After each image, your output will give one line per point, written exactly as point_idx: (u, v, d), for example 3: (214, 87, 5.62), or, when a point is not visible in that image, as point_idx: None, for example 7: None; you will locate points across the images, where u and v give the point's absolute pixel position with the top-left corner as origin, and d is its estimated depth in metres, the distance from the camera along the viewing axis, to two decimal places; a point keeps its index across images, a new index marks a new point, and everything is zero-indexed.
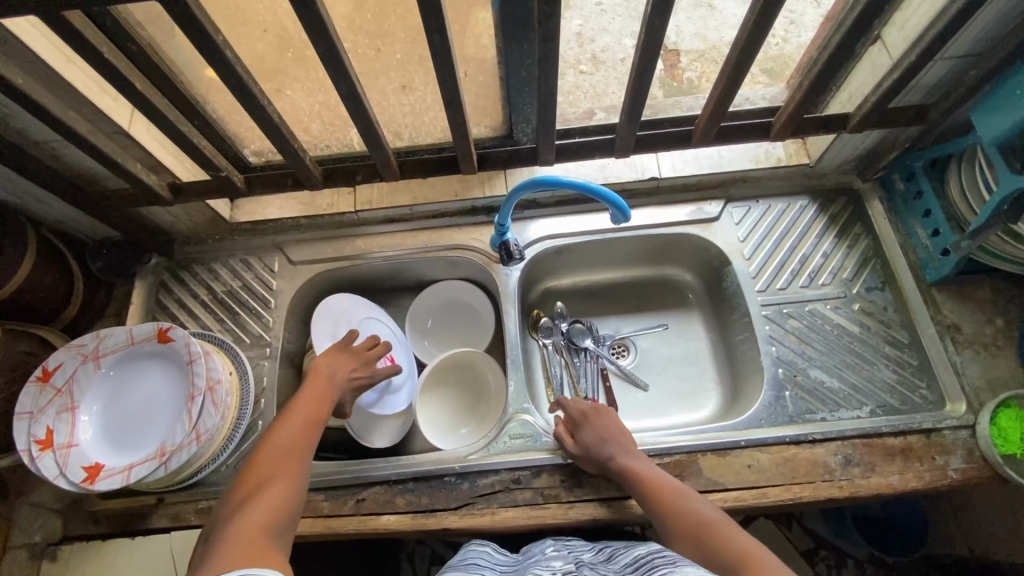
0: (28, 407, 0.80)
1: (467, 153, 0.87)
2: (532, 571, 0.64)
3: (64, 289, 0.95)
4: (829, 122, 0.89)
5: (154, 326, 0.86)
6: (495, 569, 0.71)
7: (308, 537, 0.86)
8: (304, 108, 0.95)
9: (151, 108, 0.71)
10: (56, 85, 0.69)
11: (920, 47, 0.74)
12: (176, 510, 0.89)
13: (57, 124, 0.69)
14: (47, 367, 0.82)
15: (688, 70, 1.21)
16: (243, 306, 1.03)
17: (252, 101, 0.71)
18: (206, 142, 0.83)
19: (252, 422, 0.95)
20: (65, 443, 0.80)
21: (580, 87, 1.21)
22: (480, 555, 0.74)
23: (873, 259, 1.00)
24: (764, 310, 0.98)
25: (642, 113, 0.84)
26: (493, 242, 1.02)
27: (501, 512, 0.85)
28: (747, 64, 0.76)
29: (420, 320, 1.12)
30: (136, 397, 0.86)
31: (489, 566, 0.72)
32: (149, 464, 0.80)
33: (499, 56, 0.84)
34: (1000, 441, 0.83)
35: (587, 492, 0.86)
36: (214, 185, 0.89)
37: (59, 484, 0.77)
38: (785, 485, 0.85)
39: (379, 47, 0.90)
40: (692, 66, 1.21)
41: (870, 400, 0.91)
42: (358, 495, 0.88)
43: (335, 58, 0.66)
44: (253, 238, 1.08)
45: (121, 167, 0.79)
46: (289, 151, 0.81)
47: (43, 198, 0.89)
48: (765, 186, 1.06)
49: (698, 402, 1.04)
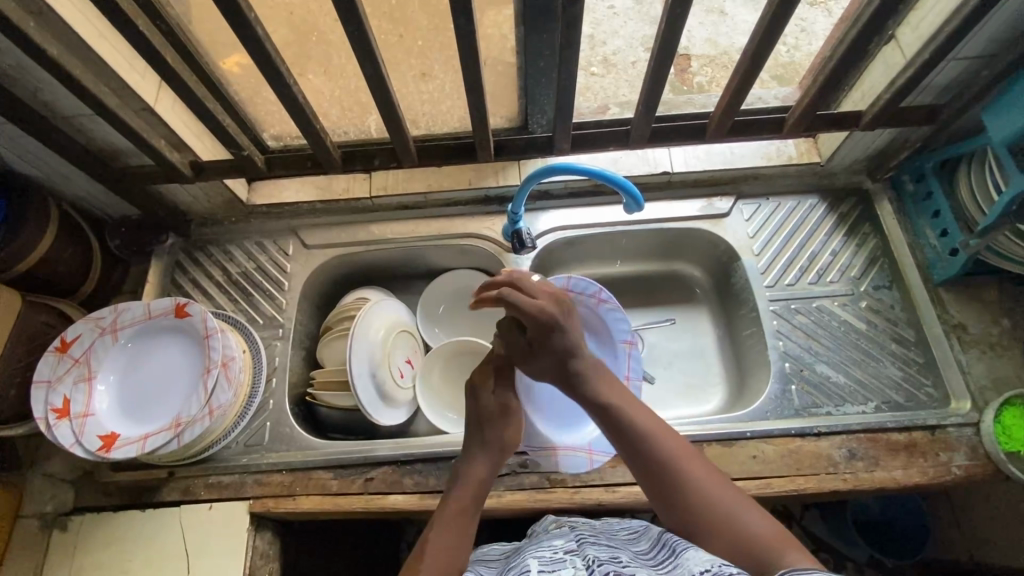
0: (47, 375, 0.82)
1: (484, 140, 0.88)
2: (533, 551, 0.63)
3: (83, 264, 0.96)
4: (843, 119, 0.90)
5: (172, 300, 0.87)
6: (502, 554, 0.70)
7: (317, 514, 0.87)
8: (323, 93, 0.96)
9: (179, 82, 0.73)
10: (88, 58, 0.70)
11: (935, 44, 0.75)
12: (186, 484, 0.90)
13: (87, 96, 0.71)
14: (65, 338, 0.84)
15: (699, 74, 1.23)
16: (257, 287, 1.04)
17: (279, 79, 0.73)
18: (228, 120, 0.84)
19: (263, 401, 0.96)
20: (82, 412, 0.82)
21: (591, 89, 1.22)
22: (489, 551, 0.72)
23: (881, 258, 1.01)
24: (772, 306, 0.99)
25: (658, 105, 0.85)
26: (504, 232, 1.04)
27: (507, 495, 0.86)
28: (764, 58, 0.77)
29: (432, 306, 1.14)
30: (151, 370, 0.87)
31: (498, 555, 0.70)
32: (163, 435, 0.81)
33: (519, 46, 0.85)
34: (1004, 438, 0.84)
35: (593, 478, 0.87)
36: (234, 165, 0.90)
37: (74, 452, 0.79)
38: (789, 476, 0.85)
39: (401, 33, 0.92)
40: (702, 70, 1.23)
41: (875, 396, 0.92)
42: (367, 474, 0.89)
43: (361, 37, 0.67)
44: (269, 221, 1.09)
45: (145, 142, 0.80)
46: (311, 131, 0.83)
47: (66, 173, 0.90)
48: (775, 184, 1.08)
49: (704, 397, 1.05)
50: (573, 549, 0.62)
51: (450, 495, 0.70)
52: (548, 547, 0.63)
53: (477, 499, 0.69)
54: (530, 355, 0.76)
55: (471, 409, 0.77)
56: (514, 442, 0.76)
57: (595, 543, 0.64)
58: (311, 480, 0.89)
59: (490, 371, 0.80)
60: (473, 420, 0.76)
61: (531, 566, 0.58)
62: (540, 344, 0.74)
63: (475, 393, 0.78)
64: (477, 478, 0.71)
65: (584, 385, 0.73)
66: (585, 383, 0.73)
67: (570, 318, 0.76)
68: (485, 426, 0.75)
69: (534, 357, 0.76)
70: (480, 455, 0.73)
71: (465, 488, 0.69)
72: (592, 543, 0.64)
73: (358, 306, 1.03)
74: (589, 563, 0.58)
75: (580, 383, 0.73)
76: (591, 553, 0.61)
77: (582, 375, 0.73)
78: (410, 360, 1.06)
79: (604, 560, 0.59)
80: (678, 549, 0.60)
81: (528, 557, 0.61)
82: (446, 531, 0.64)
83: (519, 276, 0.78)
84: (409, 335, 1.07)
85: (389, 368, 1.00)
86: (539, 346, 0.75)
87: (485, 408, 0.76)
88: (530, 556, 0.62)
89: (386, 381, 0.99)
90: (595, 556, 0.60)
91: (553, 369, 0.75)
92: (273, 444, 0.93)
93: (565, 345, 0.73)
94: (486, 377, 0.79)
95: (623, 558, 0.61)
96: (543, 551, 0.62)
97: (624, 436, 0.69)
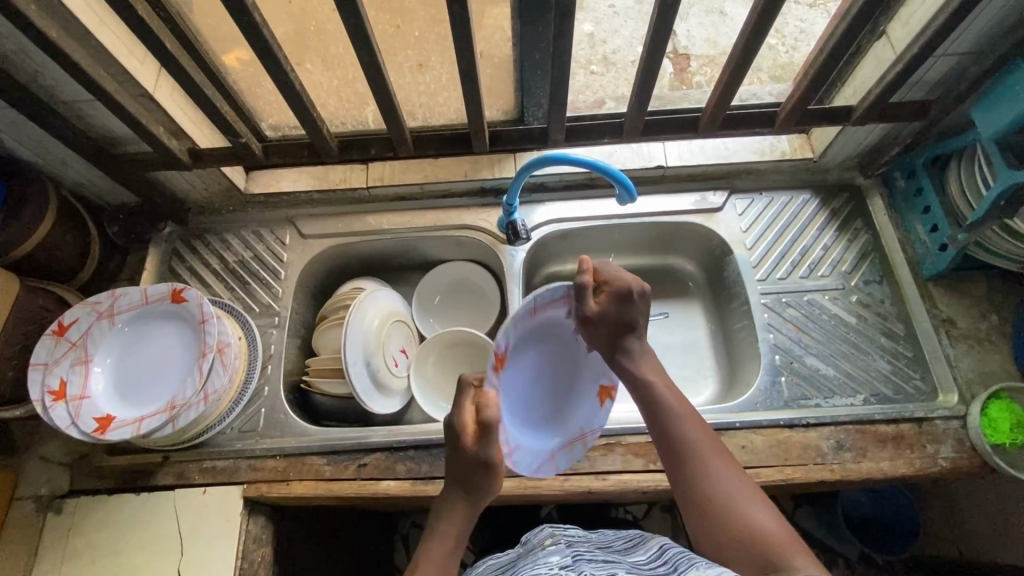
0: (43, 358, 0.82)
1: (479, 131, 0.90)
2: (529, 569, 0.63)
3: (81, 250, 0.97)
4: (834, 114, 0.90)
5: (169, 286, 0.88)
6: (499, 567, 0.69)
7: (310, 499, 0.88)
8: (321, 83, 0.97)
9: (178, 68, 0.74)
10: (87, 42, 0.71)
11: (923, 40, 0.76)
12: (181, 469, 0.91)
13: (86, 81, 0.72)
14: (62, 322, 0.84)
15: (698, 74, 1.23)
16: (253, 275, 1.05)
17: (276, 66, 0.73)
18: (227, 108, 0.85)
19: (258, 388, 0.97)
20: (78, 394, 0.83)
21: (589, 87, 1.23)
22: (486, 566, 0.72)
23: (872, 253, 1.02)
24: (764, 299, 1.00)
25: (650, 97, 0.86)
26: (499, 223, 1.05)
27: (499, 482, 0.87)
28: (756, 50, 0.78)
29: (427, 297, 1.15)
30: (147, 355, 0.88)
31: (495, 569, 0.70)
32: (159, 418, 0.82)
33: (515, 38, 0.86)
34: (990, 431, 0.85)
35: (583, 467, 0.88)
36: (232, 152, 0.91)
37: (70, 433, 0.79)
38: (777, 466, 0.86)
39: (399, 24, 0.93)
40: (701, 70, 1.24)
41: (864, 388, 0.93)
42: (360, 460, 0.90)
43: (358, 25, 0.68)
44: (266, 211, 1.10)
45: (144, 129, 0.81)
46: (308, 119, 0.83)
47: (65, 159, 0.91)
48: (769, 179, 1.09)
49: (696, 389, 1.06)
50: (569, 564, 0.62)
51: (431, 539, 0.67)
52: (544, 564, 0.63)
53: (456, 546, 0.67)
54: (593, 321, 0.76)
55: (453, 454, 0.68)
56: (495, 488, 0.70)
57: (591, 558, 0.65)
58: (305, 466, 0.90)
59: (469, 419, 0.68)
60: (455, 464, 0.68)
61: None
62: (608, 312, 0.75)
63: (458, 439, 0.67)
64: (458, 528, 0.68)
65: (630, 364, 0.75)
66: (630, 362, 0.75)
67: (643, 302, 0.76)
68: (467, 476, 0.68)
69: (591, 328, 0.76)
70: (460, 500, 0.69)
71: (445, 537, 0.66)
72: (588, 558, 0.64)
73: (352, 296, 1.04)
74: None
75: (625, 359, 0.75)
76: (587, 568, 0.61)
77: (632, 354, 0.75)
78: (404, 350, 1.07)
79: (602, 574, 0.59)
80: (678, 563, 0.61)
81: None
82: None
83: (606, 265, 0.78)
84: (403, 324, 1.08)
85: (383, 356, 1.01)
86: (608, 315, 0.75)
87: (467, 457, 0.67)
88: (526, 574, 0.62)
89: (380, 369, 0.99)
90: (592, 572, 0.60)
91: (608, 340, 0.76)
92: (267, 430, 0.94)
93: (630, 319, 0.75)
94: (469, 428, 0.67)
95: (621, 571, 0.61)
96: (539, 570, 0.61)
97: (656, 415, 0.71)
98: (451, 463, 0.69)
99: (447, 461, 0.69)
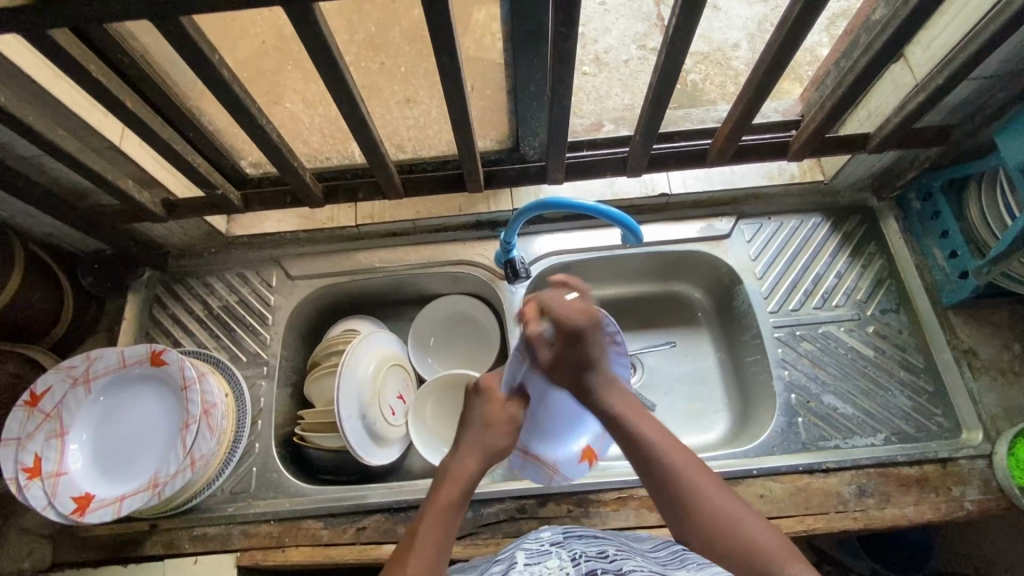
0: (16, 433, 0.77)
1: (473, 172, 0.84)
2: (519, 545, 0.57)
3: (53, 306, 0.92)
4: (849, 141, 0.85)
5: (147, 348, 0.82)
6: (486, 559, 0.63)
7: (307, 566, 0.84)
8: (301, 119, 0.91)
9: (144, 128, 0.68)
10: (43, 100, 0.65)
11: (949, 70, 0.70)
12: (170, 537, 0.86)
13: (42, 143, 0.66)
14: (35, 391, 0.79)
15: (692, 72, 1.16)
16: (240, 322, 1.00)
17: (251, 121, 0.68)
18: (201, 159, 0.79)
19: (249, 445, 0.92)
20: (54, 471, 0.77)
21: (581, 89, 1.16)
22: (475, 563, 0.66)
23: (887, 280, 0.98)
24: (776, 332, 0.96)
25: (656, 132, 0.81)
26: (498, 259, 0.99)
27: (506, 543, 0.83)
28: (772, 83, 0.72)
29: (422, 337, 1.09)
30: (128, 422, 0.83)
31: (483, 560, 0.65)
32: (141, 495, 0.77)
33: (508, 69, 0.79)
34: (1017, 472, 0.81)
35: (596, 523, 0.83)
36: (209, 203, 0.85)
37: (47, 515, 0.75)
38: (798, 516, 0.82)
39: (382, 60, 0.87)
40: (696, 68, 1.16)
41: (884, 427, 0.89)
42: (358, 523, 0.85)
43: (338, 77, 0.63)
44: (251, 251, 1.04)
45: (111, 185, 0.75)
46: (289, 168, 0.78)
47: (29, 212, 0.85)
48: (777, 203, 1.04)
49: (707, 424, 1.02)
50: (560, 540, 0.56)
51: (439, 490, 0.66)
52: (535, 539, 0.57)
53: (466, 495, 0.66)
54: (554, 361, 0.70)
55: (476, 410, 0.72)
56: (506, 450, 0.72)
57: (583, 535, 0.58)
58: (300, 531, 0.85)
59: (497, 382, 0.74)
60: (472, 420, 0.71)
61: (517, 558, 0.53)
62: (564, 353, 0.69)
63: (485, 399, 0.73)
64: (469, 479, 0.67)
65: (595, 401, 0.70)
66: (600, 400, 0.70)
67: (597, 334, 0.70)
68: (484, 429, 0.71)
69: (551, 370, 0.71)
70: (474, 454, 0.69)
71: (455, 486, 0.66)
72: (579, 534, 0.58)
73: (345, 340, 0.99)
74: (575, 555, 0.51)
75: (593, 397, 0.70)
76: (579, 546, 0.53)
77: (598, 393, 0.70)
78: (402, 396, 1.02)
79: (593, 554, 0.52)
80: (672, 554, 0.56)
81: (515, 548, 0.56)
82: (436, 525, 0.62)
83: (552, 294, 0.70)
84: (400, 369, 1.03)
85: (379, 406, 0.95)
86: (567, 355, 0.69)
87: (491, 414, 0.72)
88: (516, 548, 0.56)
89: (376, 422, 0.94)
90: (583, 550, 0.52)
91: (568, 380, 0.71)
92: (260, 491, 0.89)
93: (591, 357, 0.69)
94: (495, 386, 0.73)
95: (612, 548, 0.55)
96: (528, 546, 0.56)
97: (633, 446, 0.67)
98: (471, 420, 0.72)
99: (466, 420, 0.73)
